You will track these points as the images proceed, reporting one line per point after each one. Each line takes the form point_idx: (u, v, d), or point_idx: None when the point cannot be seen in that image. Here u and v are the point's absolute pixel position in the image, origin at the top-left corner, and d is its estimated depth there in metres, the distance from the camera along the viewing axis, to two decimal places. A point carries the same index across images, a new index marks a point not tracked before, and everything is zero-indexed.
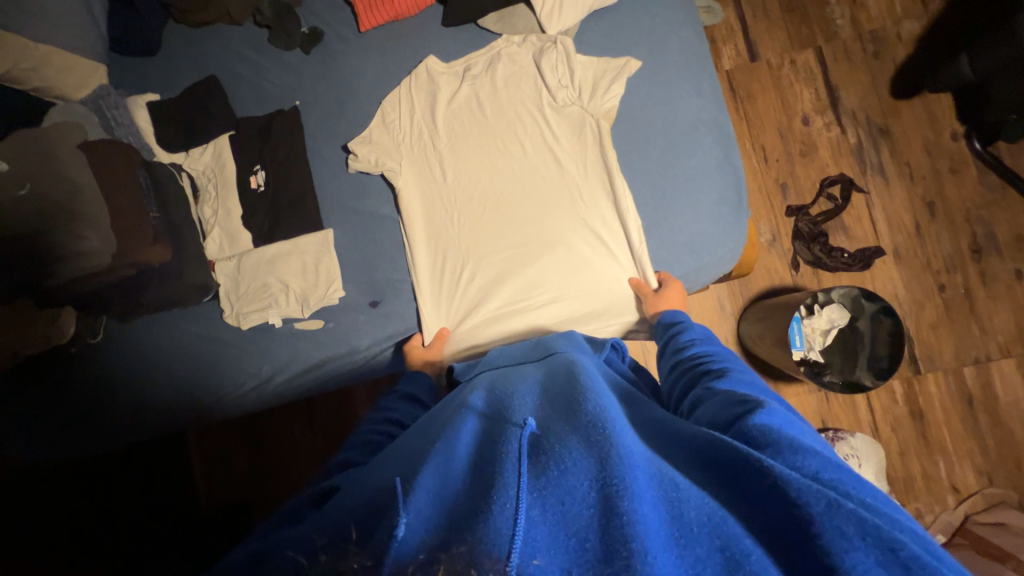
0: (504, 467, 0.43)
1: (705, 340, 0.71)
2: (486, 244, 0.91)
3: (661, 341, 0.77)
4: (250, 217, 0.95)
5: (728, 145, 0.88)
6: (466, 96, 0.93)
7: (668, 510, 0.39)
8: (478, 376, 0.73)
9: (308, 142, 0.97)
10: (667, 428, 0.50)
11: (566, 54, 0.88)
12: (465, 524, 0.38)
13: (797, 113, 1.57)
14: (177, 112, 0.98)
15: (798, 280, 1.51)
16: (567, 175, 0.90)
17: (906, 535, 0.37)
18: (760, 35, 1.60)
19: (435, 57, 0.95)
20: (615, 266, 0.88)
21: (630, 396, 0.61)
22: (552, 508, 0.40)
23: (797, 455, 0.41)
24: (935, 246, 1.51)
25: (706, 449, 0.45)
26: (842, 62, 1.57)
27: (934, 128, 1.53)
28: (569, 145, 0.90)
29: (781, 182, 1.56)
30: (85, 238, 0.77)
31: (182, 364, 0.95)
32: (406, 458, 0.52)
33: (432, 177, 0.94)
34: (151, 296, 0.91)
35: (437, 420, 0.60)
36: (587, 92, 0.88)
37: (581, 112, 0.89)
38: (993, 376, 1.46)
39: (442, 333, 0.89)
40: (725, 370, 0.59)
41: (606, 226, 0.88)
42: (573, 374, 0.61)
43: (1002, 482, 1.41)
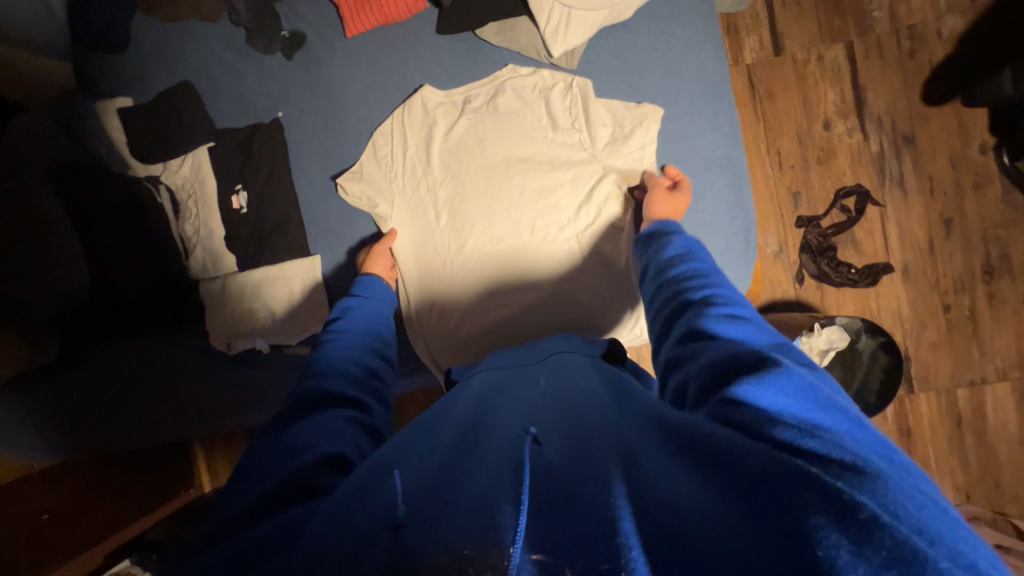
0: (496, 469, 0.42)
1: (684, 253, 0.66)
2: (476, 254, 0.87)
3: (644, 255, 0.72)
4: (232, 239, 0.91)
5: (741, 185, 0.82)
6: (464, 131, 0.86)
7: (655, 506, 0.37)
8: (477, 374, 0.71)
9: (293, 160, 0.91)
10: (652, 407, 0.48)
11: (580, 95, 0.82)
12: (463, 524, 0.36)
13: (819, 116, 1.47)
14: (151, 120, 0.91)
15: (801, 293, 1.48)
16: (567, 225, 0.85)
17: (891, 503, 0.33)
18: (787, 26, 1.47)
19: (431, 86, 0.87)
20: (610, 328, 0.86)
21: (616, 385, 0.57)
22: (546, 509, 0.37)
23: (771, 427, 0.39)
24: (946, 266, 1.46)
25: (689, 429, 0.41)
26: (873, 60, 1.45)
27: (962, 139, 1.44)
28: (572, 192, 0.84)
29: (794, 191, 1.49)
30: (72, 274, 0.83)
31: (182, 367, 0.95)
32: (401, 442, 0.50)
33: (426, 219, 0.88)
34: (148, 315, 0.93)
35: (435, 412, 0.58)
36: (599, 139, 0.82)
37: (589, 159, 0.83)
38: (985, 399, 1.46)
39: (394, 232, 0.87)
40: (701, 310, 0.55)
41: (603, 287, 0.86)
42: (572, 385, 0.57)
43: (978, 499, 1.45)
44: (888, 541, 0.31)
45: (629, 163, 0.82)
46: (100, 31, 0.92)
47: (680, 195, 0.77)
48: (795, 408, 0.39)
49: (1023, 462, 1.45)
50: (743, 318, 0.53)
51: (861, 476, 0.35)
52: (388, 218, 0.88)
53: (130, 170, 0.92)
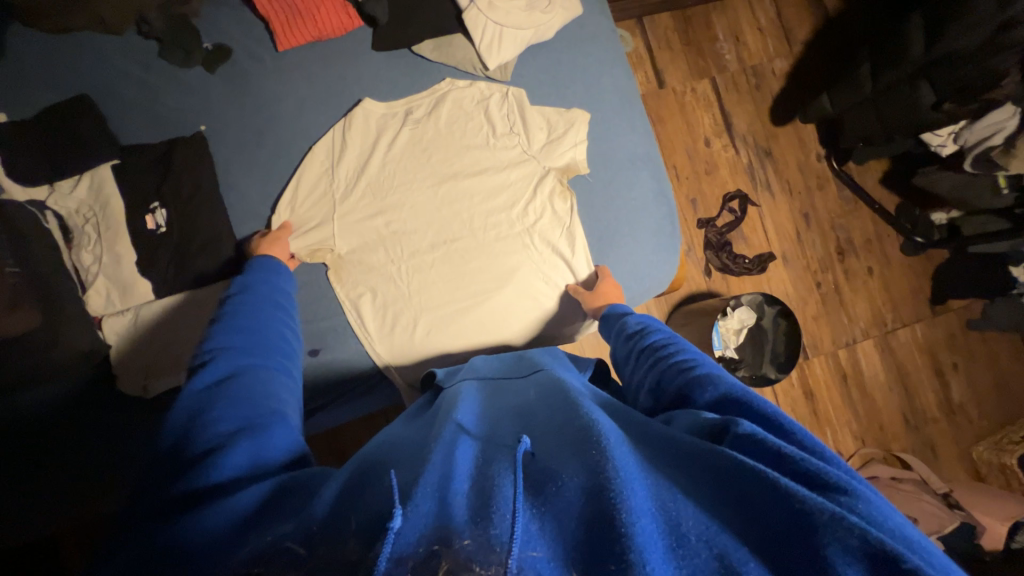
0: (502, 486, 0.41)
1: (645, 326, 0.73)
2: (428, 273, 0.87)
3: (610, 337, 0.78)
4: (146, 263, 0.80)
5: (661, 176, 0.95)
6: (406, 141, 0.88)
7: (666, 521, 0.39)
8: (462, 382, 0.69)
9: (221, 175, 0.85)
10: (642, 423, 0.52)
11: (517, 103, 0.89)
12: (472, 528, 0.37)
13: (700, 135, 1.76)
14: (36, 137, 0.79)
15: (712, 284, 1.69)
16: (516, 222, 0.89)
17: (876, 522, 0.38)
18: (665, 64, 1.76)
19: (370, 100, 0.88)
20: (567, 309, 0.91)
21: (606, 399, 0.59)
22: (554, 527, 0.39)
23: (783, 460, 0.42)
24: (811, 250, 1.78)
25: (706, 457, 0.44)
26: (732, 92, 1.79)
27: (803, 151, 1.81)
28: (517, 192, 0.90)
29: (691, 198, 1.73)
30: None
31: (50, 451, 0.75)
32: (408, 460, 0.48)
33: (372, 227, 0.86)
34: (14, 371, 0.72)
35: (426, 433, 0.55)
36: (537, 140, 0.90)
37: (530, 160, 0.90)
38: (859, 356, 1.77)
39: (286, 227, 0.82)
40: (676, 372, 0.60)
41: (555, 271, 0.90)
42: (562, 389, 0.59)
43: (872, 442, 1.72)
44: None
45: (566, 160, 0.89)
46: None
47: (606, 288, 0.85)
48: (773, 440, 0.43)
49: (895, 404, 1.76)
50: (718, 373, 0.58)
51: (849, 502, 0.39)
52: (331, 230, 0.85)
53: (3, 194, 0.77)
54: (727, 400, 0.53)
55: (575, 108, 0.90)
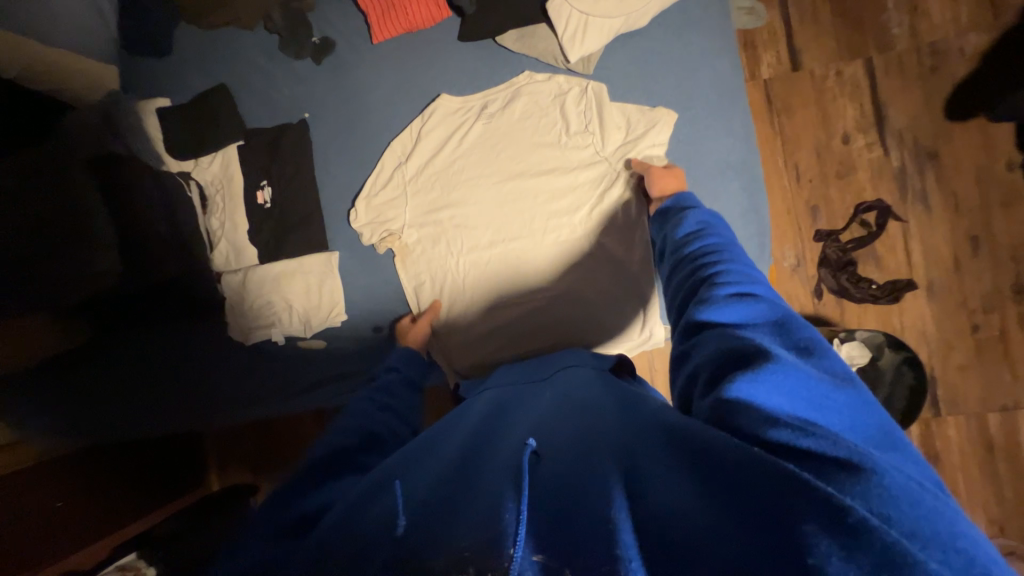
0: (504, 484, 0.43)
1: (702, 230, 0.67)
2: (483, 238, 0.88)
3: (663, 235, 0.74)
4: (254, 232, 0.95)
5: (755, 189, 0.82)
6: (479, 136, 0.88)
7: (645, 530, 0.38)
8: (487, 390, 0.73)
9: (317, 161, 0.95)
10: (656, 418, 0.51)
11: (596, 99, 0.83)
12: (465, 531, 0.40)
13: (838, 130, 1.46)
14: (188, 120, 0.96)
15: (821, 309, 1.45)
16: (579, 227, 0.86)
17: (882, 498, 0.35)
18: (806, 42, 1.48)
19: (449, 93, 0.90)
20: (618, 322, 0.88)
21: (627, 400, 0.58)
22: (544, 521, 0.40)
23: (765, 428, 0.41)
24: (973, 284, 1.42)
25: (696, 446, 0.43)
26: (894, 76, 1.44)
27: (988, 156, 1.41)
28: (584, 195, 0.86)
29: (812, 205, 1.47)
30: (97, 260, 0.86)
31: (183, 374, 0.97)
32: (423, 465, 0.53)
33: (438, 220, 0.90)
34: (171, 303, 0.95)
35: (444, 435, 0.59)
36: (613, 141, 0.84)
37: (602, 163, 0.85)
38: (1019, 425, 1.39)
39: (436, 303, 0.88)
40: (713, 293, 0.57)
41: (613, 282, 0.86)
42: (579, 401, 0.59)
43: (1014, 533, 1.38)
44: (879, 547, 0.32)
45: (643, 165, 0.82)
46: (142, 33, 0.97)
47: (665, 176, 0.77)
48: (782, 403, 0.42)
49: None
50: (759, 300, 0.54)
51: (854, 480, 0.36)
52: (401, 220, 0.90)
53: (164, 166, 0.96)
54: (763, 322, 0.52)
55: (661, 106, 0.82)
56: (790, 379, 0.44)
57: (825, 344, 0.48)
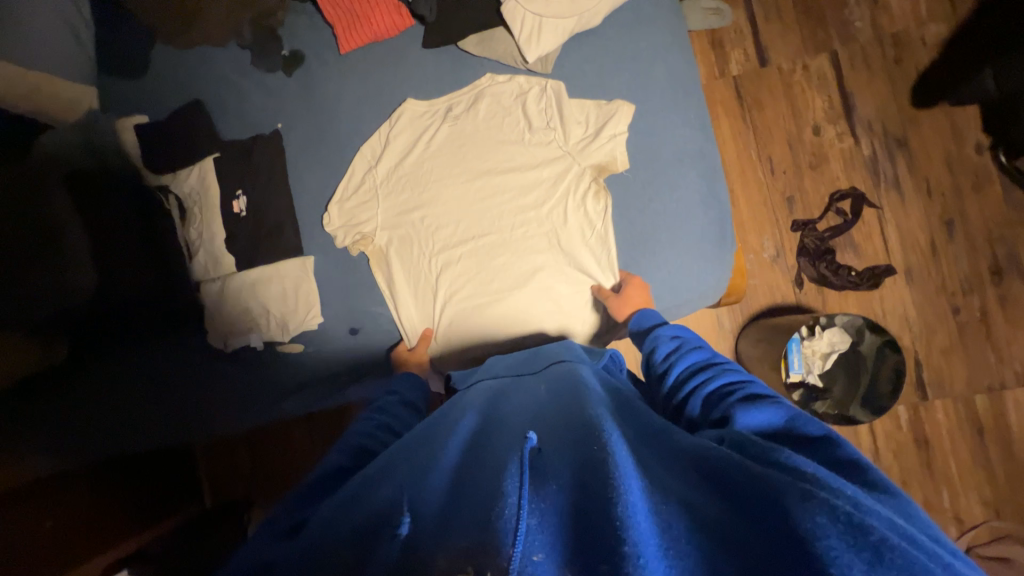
0: (506, 475, 0.44)
1: (681, 343, 0.73)
2: (462, 255, 0.90)
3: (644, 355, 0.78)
4: (232, 241, 0.97)
5: (715, 175, 0.84)
6: (447, 137, 0.91)
7: (658, 520, 0.39)
8: (477, 384, 0.74)
9: (290, 169, 0.97)
10: (664, 440, 0.52)
11: (555, 96, 0.86)
12: (467, 528, 0.40)
13: (808, 122, 1.50)
14: (163, 135, 0.99)
15: (802, 298, 1.47)
16: (548, 220, 0.87)
17: (898, 528, 0.37)
18: (772, 39, 1.52)
19: (414, 98, 0.92)
20: (587, 313, 0.88)
21: (629, 408, 0.59)
22: (550, 514, 0.41)
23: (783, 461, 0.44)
24: (951, 267, 1.43)
25: (707, 468, 0.46)
26: (859, 68, 1.48)
27: (957, 141, 1.44)
28: (552, 187, 0.87)
29: (788, 196, 1.50)
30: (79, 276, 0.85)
31: (165, 381, 0.97)
32: (415, 464, 0.53)
33: (410, 221, 0.91)
34: (149, 316, 0.97)
35: (438, 432, 0.59)
36: (574, 136, 0.86)
37: (566, 157, 0.86)
38: (1007, 405, 1.40)
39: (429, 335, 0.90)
40: (722, 401, 0.59)
41: (581, 275, 0.87)
42: (575, 390, 0.60)
43: (1010, 515, 1.37)
44: (899, 562, 0.33)
45: (603, 156, 0.84)
46: (118, 54, 1.00)
47: (633, 292, 0.83)
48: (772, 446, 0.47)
49: None
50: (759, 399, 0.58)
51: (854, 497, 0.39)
52: (374, 222, 0.92)
53: (144, 180, 0.99)
54: (778, 426, 0.54)
55: (618, 99, 0.84)
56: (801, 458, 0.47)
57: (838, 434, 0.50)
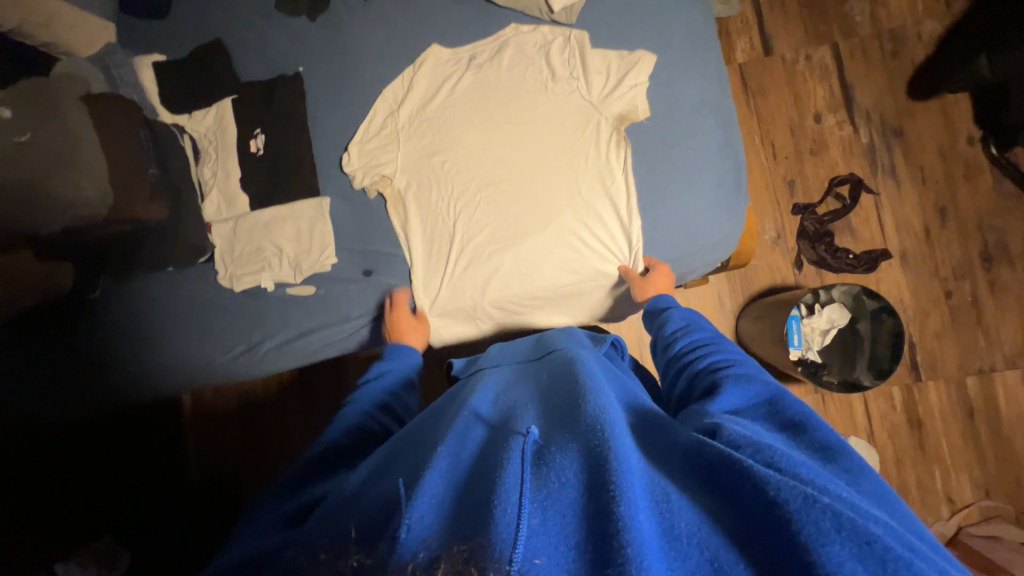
0: (507, 474, 0.45)
1: (688, 325, 0.77)
2: (474, 219, 0.90)
3: (652, 332, 0.82)
4: (247, 180, 0.96)
5: (730, 128, 0.88)
6: (469, 84, 0.92)
7: (660, 521, 0.41)
8: (484, 372, 0.77)
9: (310, 111, 0.97)
10: (662, 429, 0.53)
11: (580, 46, 0.88)
12: (465, 529, 0.39)
13: (810, 110, 1.55)
14: (182, 74, 0.99)
15: (801, 279, 1.50)
16: (567, 168, 0.88)
17: (887, 532, 0.39)
18: (776, 29, 1.57)
19: (439, 45, 0.94)
20: (604, 261, 0.88)
21: (630, 402, 0.61)
22: (552, 512, 0.41)
23: (774, 455, 0.44)
24: (944, 253, 1.48)
25: (701, 460, 0.46)
26: (859, 60, 1.54)
27: (950, 132, 1.50)
28: (572, 136, 0.88)
29: (789, 180, 1.54)
30: (83, 188, 0.79)
31: (164, 323, 0.94)
32: (415, 457, 0.53)
33: (430, 166, 0.92)
34: (151, 249, 0.93)
35: (441, 420, 0.60)
36: (596, 85, 0.87)
37: (588, 106, 0.88)
38: (996, 388, 1.44)
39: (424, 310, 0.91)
40: (714, 376, 0.63)
41: (600, 223, 0.87)
42: (574, 377, 0.62)
43: (999, 496, 1.40)
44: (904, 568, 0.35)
45: (625, 104, 0.86)
46: None
47: (658, 276, 0.86)
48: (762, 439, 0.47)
49: None
50: (754, 378, 0.61)
51: (855, 506, 0.40)
52: (394, 164, 0.92)
53: (158, 116, 0.97)
54: (758, 401, 0.57)
55: (641, 50, 0.87)
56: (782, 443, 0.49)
57: (816, 417, 0.51)
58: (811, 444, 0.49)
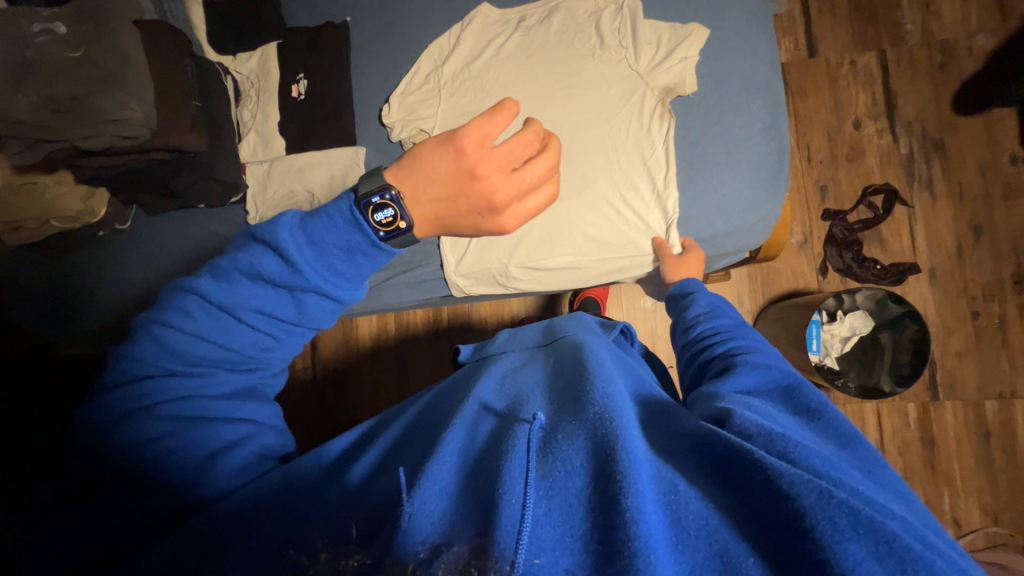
0: (510, 461, 0.42)
1: (710, 310, 0.72)
2: None
3: (673, 315, 0.78)
4: (286, 125, 0.97)
5: (777, 109, 0.87)
6: (516, 45, 0.92)
7: (668, 513, 0.38)
8: (496, 354, 0.74)
9: (354, 61, 0.97)
10: (674, 416, 0.50)
11: (632, 14, 0.88)
12: (470, 523, 0.37)
13: (850, 116, 1.52)
14: (232, 15, 0.99)
15: (824, 286, 1.47)
16: (606, 136, 0.87)
17: (904, 528, 0.36)
18: (822, 32, 1.54)
19: (489, 4, 0.93)
20: (637, 234, 0.87)
21: (641, 387, 0.58)
22: (557, 504, 0.39)
23: (794, 448, 0.40)
24: (974, 272, 1.45)
25: (707, 447, 0.43)
26: (905, 69, 1.51)
27: (992, 150, 1.47)
28: (615, 105, 0.87)
29: (822, 185, 1.51)
30: (127, 107, 0.74)
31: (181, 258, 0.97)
32: (418, 440, 0.50)
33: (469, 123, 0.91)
34: (181, 182, 0.89)
35: (444, 401, 0.57)
36: (644, 56, 0.87)
37: (635, 76, 0.87)
38: (1016, 414, 1.40)
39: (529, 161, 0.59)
40: (731, 361, 0.58)
41: (636, 194, 0.87)
42: (581, 359, 0.58)
43: (1008, 524, 1.36)
44: (923, 568, 0.33)
45: (673, 77, 0.85)
46: None
47: (692, 260, 0.84)
48: (776, 429, 0.43)
49: None
50: (775, 366, 0.56)
51: (877, 508, 0.37)
52: (433, 119, 0.92)
53: (203, 53, 0.97)
54: (773, 386, 0.53)
55: (693, 23, 0.86)
56: (799, 432, 0.45)
57: (832, 407, 0.49)
58: (827, 430, 0.46)
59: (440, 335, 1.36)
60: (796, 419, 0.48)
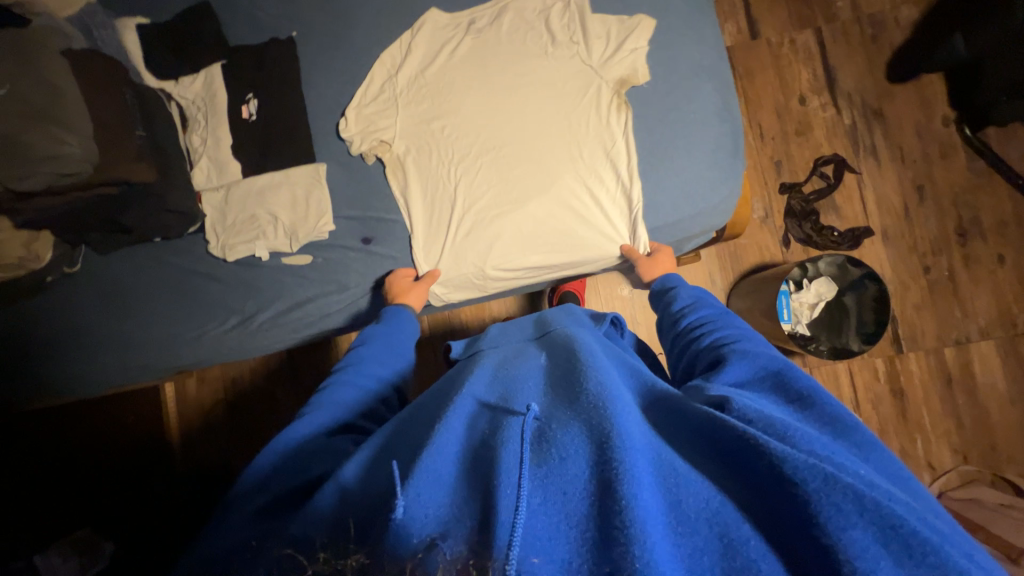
0: (504, 451, 0.42)
1: (695, 302, 0.75)
2: (471, 190, 0.89)
3: (658, 309, 0.80)
4: (238, 147, 0.93)
5: (727, 92, 0.90)
6: (469, 49, 0.91)
7: (667, 496, 0.39)
8: (484, 348, 0.74)
9: (304, 76, 0.95)
10: (667, 396, 0.51)
11: (580, 11, 0.89)
12: (471, 520, 0.38)
13: (795, 92, 1.58)
14: (170, 37, 0.94)
15: (789, 256, 1.53)
16: (568, 132, 0.88)
17: (905, 510, 0.37)
18: (761, 14, 1.61)
19: (438, 9, 0.93)
20: (607, 225, 0.89)
21: (633, 370, 0.59)
22: (553, 494, 0.39)
23: (790, 430, 0.42)
24: (922, 229, 1.54)
25: (709, 435, 0.44)
26: (840, 43, 1.59)
27: (926, 113, 1.57)
28: (573, 99, 0.89)
29: (776, 160, 1.57)
30: (64, 142, 0.71)
31: (141, 295, 0.92)
32: (412, 436, 0.50)
33: (430, 131, 0.91)
34: (132, 215, 0.85)
35: (439, 397, 0.57)
36: (596, 50, 0.88)
37: (589, 70, 0.89)
38: (972, 358, 1.50)
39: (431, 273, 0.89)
40: (719, 352, 0.60)
41: (603, 186, 0.88)
42: (573, 351, 0.59)
43: (976, 461, 1.45)
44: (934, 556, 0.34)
45: (625, 69, 0.88)
46: None
47: (659, 257, 0.87)
48: (775, 415, 0.44)
49: (1014, 420, 1.47)
50: (762, 352, 0.58)
51: (878, 487, 0.38)
52: (392, 130, 0.91)
53: (142, 80, 0.93)
54: (764, 373, 0.54)
55: (639, 15, 0.89)
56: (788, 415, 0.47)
57: (824, 391, 0.49)
58: (821, 418, 0.47)
59: (423, 345, 1.35)
60: (785, 404, 0.50)
